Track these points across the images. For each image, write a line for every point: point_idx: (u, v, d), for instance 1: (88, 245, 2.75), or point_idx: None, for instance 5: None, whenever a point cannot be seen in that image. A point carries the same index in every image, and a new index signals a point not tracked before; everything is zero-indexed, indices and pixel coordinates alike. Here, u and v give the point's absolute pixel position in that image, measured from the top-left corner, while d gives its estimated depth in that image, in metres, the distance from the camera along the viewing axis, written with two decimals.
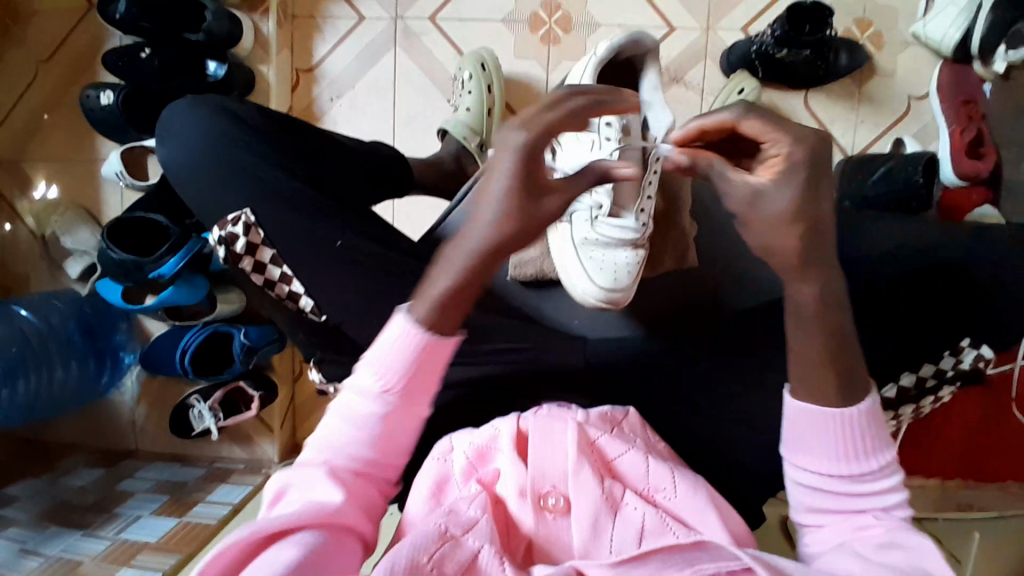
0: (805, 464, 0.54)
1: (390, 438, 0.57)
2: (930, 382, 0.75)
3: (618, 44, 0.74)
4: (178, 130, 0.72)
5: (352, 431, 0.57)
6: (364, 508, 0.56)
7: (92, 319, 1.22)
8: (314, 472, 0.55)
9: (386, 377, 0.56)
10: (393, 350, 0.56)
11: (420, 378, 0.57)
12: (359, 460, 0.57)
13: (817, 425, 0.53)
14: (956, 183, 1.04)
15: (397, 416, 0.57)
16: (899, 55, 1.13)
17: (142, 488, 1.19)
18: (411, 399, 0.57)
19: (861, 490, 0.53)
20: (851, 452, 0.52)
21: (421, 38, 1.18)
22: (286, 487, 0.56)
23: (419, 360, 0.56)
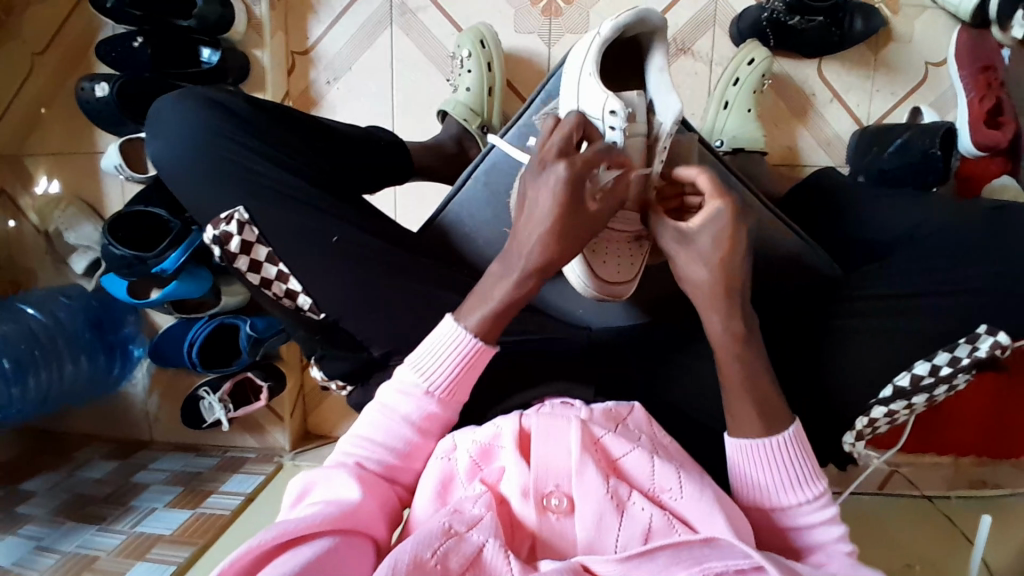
0: (753, 497, 0.58)
1: (424, 439, 0.61)
2: (944, 372, 0.68)
3: (623, 23, 0.68)
4: (165, 125, 0.70)
5: (388, 424, 0.60)
6: (382, 510, 0.56)
7: (99, 314, 1.24)
8: (340, 473, 0.57)
9: (432, 380, 0.60)
10: (442, 355, 0.60)
11: (464, 382, 0.61)
12: (389, 460, 0.59)
13: (755, 460, 0.57)
14: (974, 152, 1.01)
15: (439, 416, 0.61)
16: (916, 19, 1.07)
17: (157, 479, 1.21)
18: (453, 401, 0.61)
19: (808, 521, 0.57)
20: (793, 485, 0.57)
21: (418, 15, 1.14)
22: (309, 487, 0.57)
23: (465, 367, 0.60)
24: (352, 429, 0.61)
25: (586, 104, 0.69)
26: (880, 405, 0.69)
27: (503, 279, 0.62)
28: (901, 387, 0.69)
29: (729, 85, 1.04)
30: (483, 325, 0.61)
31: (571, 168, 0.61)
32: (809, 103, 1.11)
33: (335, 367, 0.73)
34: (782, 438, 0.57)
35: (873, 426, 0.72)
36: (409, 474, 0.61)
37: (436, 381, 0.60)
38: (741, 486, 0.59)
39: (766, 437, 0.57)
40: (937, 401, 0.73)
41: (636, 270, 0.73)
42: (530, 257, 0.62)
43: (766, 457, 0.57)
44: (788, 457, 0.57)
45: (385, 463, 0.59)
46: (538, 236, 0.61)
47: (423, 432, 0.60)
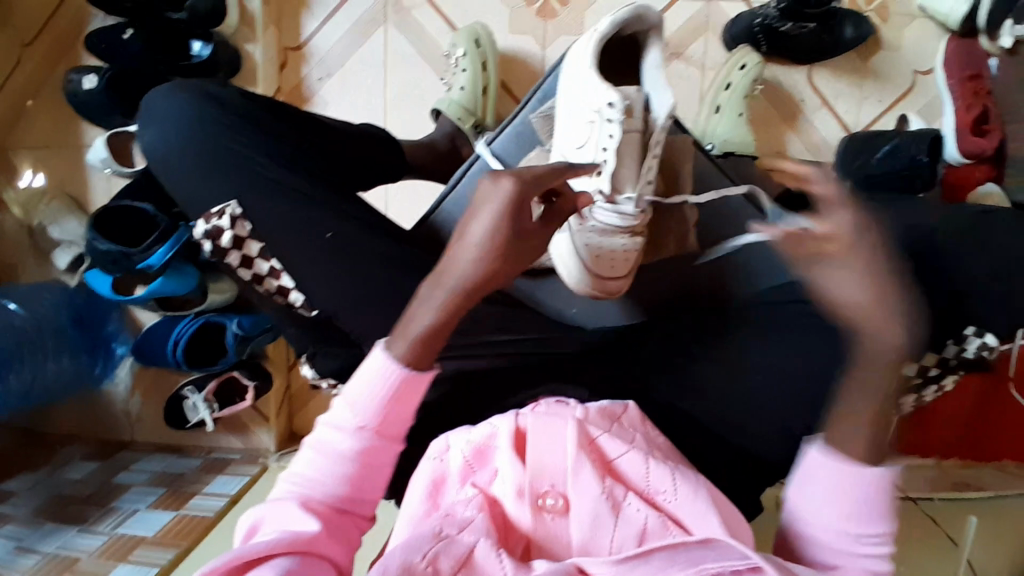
0: (803, 509, 0.53)
1: (366, 472, 0.55)
2: (934, 372, 0.75)
3: (621, 19, 0.69)
4: (156, 116, 0.69)
5: (325, 463, 0.54)
6: (342, 534, 0.53)
7: (82, 310, 1.21)
8: (288, 503, 0.53)
9: (363, 415, 0.54)
10: (370, 381, 0.54)
11: (399, 411, 0.55)
12: (338, 491, 0.54)
13: (840, 481, 0.50)
14: (960, 161, 1.02)
15: (374, 451, 0.55)
16: (905, 27, 1.09)
17: (139, 480, 1.18)
18: (389, 434, 0.55)
19: (859, 551, 0.51)
20: (863, 514, 0.50)
21: (412, 13, 1.14)
22: (259, 521, 0.54)
23: (393, 395, 0.54)
24: (292, 467, 0.56)
25: (582, 96, 0.70)
26: None
27: (427, 299, 0.54)
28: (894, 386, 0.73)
29: (722, 90, 1.05)
30: (414, 350, 0.54)
31: (518, 183, 0.53)
32: (800, 108, 1.12)
33: (327, 364, 0.72)
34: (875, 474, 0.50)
35: None
36: (361, 504, 0.55)
37: (366, 412, 0.54)
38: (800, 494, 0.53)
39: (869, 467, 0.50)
40: (923, 400, 0.79)
41: (631, 264, 0.72)
42: (462, 274, 0.53)
43: (853, 482, 0.50)
44: (872, 490, 0.50)
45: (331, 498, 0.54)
46: (473, 250, 0.53)
47: (360, 466, 0.54)
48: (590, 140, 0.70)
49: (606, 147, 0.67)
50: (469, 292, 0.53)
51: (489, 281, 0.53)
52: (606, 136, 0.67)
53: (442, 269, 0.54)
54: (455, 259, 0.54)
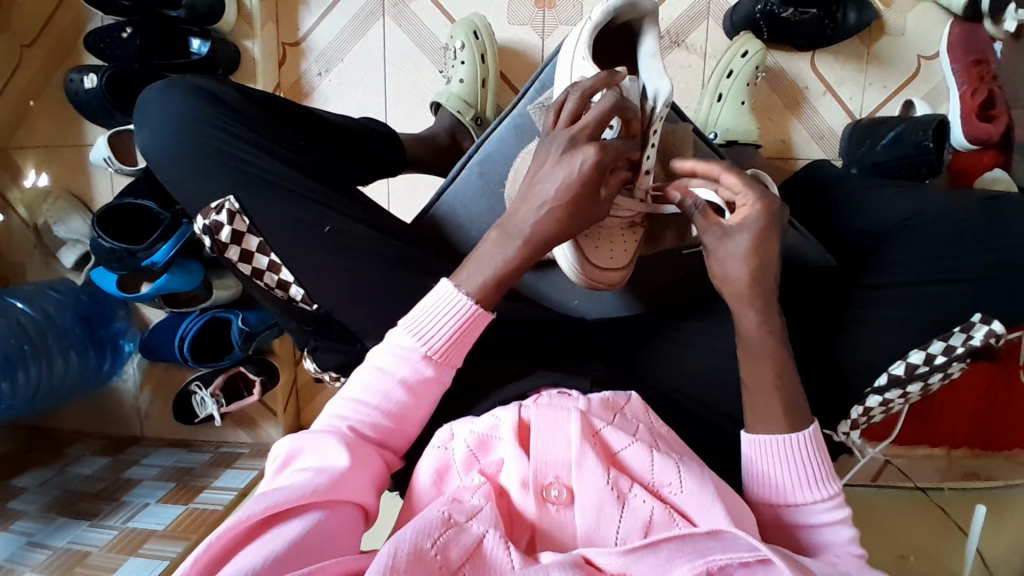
0: (767, 499, 0.59)
1: (418, 402, 0.60)
2: (939, 360, 0.69)
3: (615, 7, 0.68)
4: (154, 114, 0.69)
5: (383, 389, 0.59)
6: (371, 477, 0.56)
7: (90, 308, 1.23)
8: (331, 437, 0.56)
9: (430, 343, 0.59)
10: (440, 316, 0.59)
11: (461, 346, 0.60)
12: (384, 420, 0.59)
13: (778, 458, 0.58)
14: (966, 146, 1.02)
15: (433, 382, 0.60)
16: (909, 11, 1.08)
17: (149, 475, 1.20)
18: (450, 364, 0.61)
19: (822, 521, 0.58)
20: (811, 487, 0.58)
21: (410, 5, 1.13)
22: (298, 451, 0.56)
23: (462, 331, 0.60)
24: (344, 391, 0.60)
25: None
26: (876, 394, 0.71)
27: (498, 250, 0.62)
28: (896, 376, 0.69)
29: (723, 78, 1.04)
30: (483, 290, 0.61)
31: (598, 154, 0.61)
32: (802, 95, 1.11)
33: (328, 358, 0.72)
34: (803, 436, 0.58)
35: (868, 415, 0.74)
36: (399, 438, 0.60)
37: (433, 344, 0.59)
38: (756, 484, 0.60)
39: (787, 435, 0.58)
40: (930, 390, 0.74)
41: (630, 255, 0.73)
42: (533, 231, 0.62)
43: (788, 454, 0.58)
44: (809, 456, 0.58)
45: (378, 427, 0.59)
46: (542, 211, 0.62)
47: (416, 394, 0.59)
48: None
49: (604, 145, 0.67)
50: (536, 249, 0.62)
51: (553, 238, 0.62)
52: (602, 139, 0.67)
53: (512, 224, 0.63)
54: (528, 216, 0.62)
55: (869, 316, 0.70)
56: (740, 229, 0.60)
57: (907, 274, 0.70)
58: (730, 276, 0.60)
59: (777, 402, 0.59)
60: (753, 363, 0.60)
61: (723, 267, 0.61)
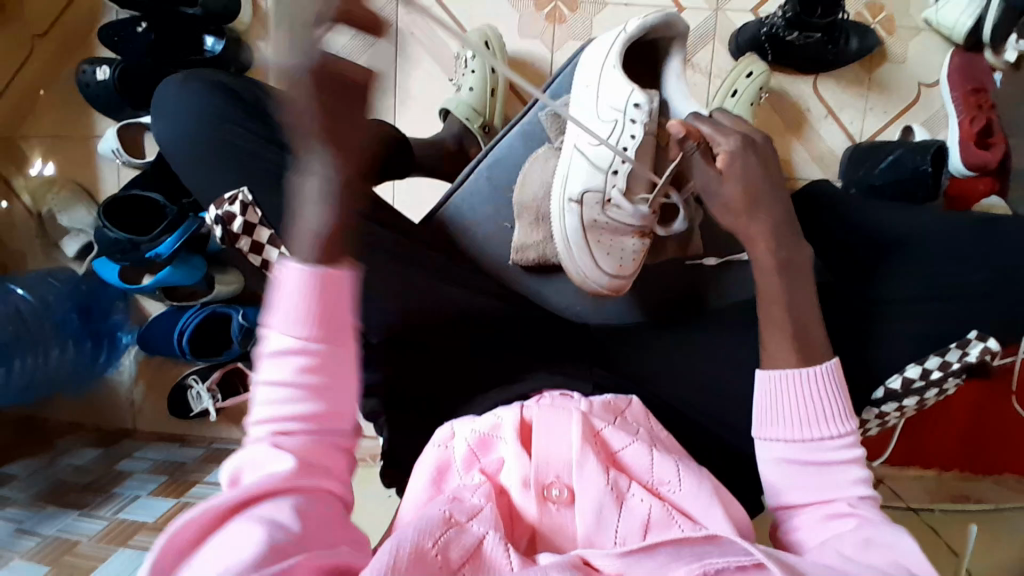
0: (778, 433, 0.58)
1: (331, 380, 0.50)
2: (935, 375, 0.69)
3: (651, 22, 0.70)
4: (170, 106, 0.70)
5: (284, 386, 0.49)
6: (321, 468, 0.49)
7: (87, 300, 1.22)
8: (263, 444, 0.49)
9: (294, 317, 0.48)
10: (289, 291, 0.48)
11: (334, 310, 0.48)
12: (307, 412, 0.50)
13: (792, 389, 0.59)
14: (963, 173, 1.04)
15: (332, 355, 0.50)
16: (911, 41, 1.10)
17: (141, 468, 1.19)
18: (338, 328, 0.49)
19: (836, 459, 0.57)
20: (824, 421, 0.57)
21: (423, 14, 1.15)
22: (237, 468, 0.49)
23: (315, 297, 0.48)
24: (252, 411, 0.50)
25: (608, 93, 0.72)
26: (873, 407, 0.72)
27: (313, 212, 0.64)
28: (893, 390, 0.70)
29: (728, 97, 1.06)
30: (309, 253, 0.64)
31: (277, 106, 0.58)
32: (804, 117, 1.13)
33: None
34: (818, 369, 0.59)
35: (865, 427, 0.75)
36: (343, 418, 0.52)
37: (297, 317, 0.48)
38: (767, 420, 0.59)
39: (802, 368, 0.59)
40: (926, 406, 0.75)
41: (636, 263, 0.76)
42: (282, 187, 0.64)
43: (801, 384, 0.58)
44: (822, 389, 0.58)
45: (305, 420, 0.50)
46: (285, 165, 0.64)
47: (316, 376, 0.49)
48: (613, 135, 0.71)
49: (627, 145, 0.71)
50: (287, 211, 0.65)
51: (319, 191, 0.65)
52: (627, 135, 0.71)
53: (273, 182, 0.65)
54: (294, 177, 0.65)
55: (869, 331, 0.71)
56: (726, 170, 0.65)
57: (904, 290, 0.72)
58: (732, 218, 0.65)
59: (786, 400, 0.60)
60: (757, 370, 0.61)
61: (724, 208, 0.66)
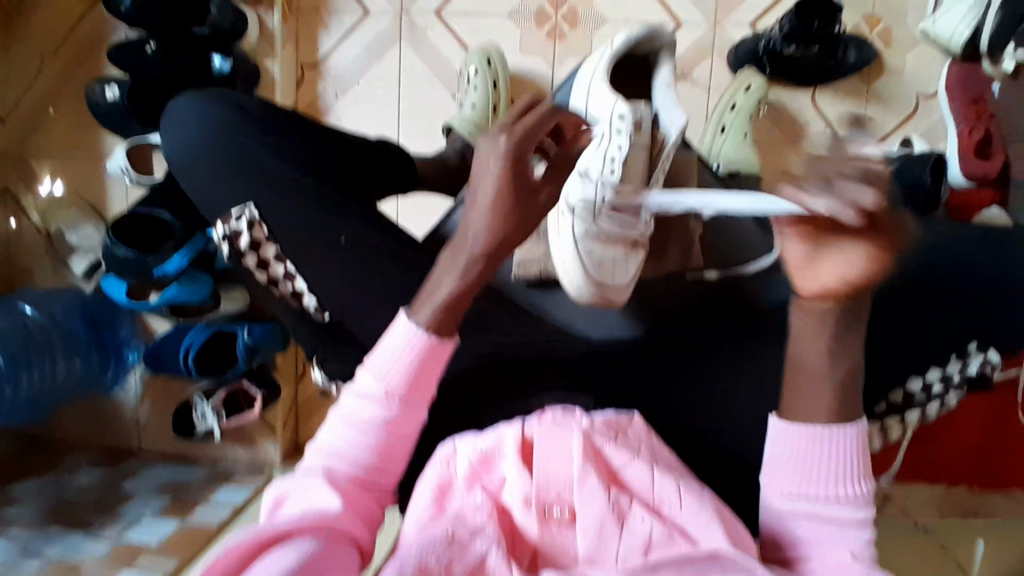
0: (792, 487, 0.59)
1: (395, 443, 0.60)
2: (937, 389, 0.72)
3: (634, 36, 0.77)
4: (182, 120, 0.72)
5: (350, 434, 0.59)
6: (361, 517, 0.57)
7: (95, 311, 1.22)
8: (315, 479, 0.57)
9: (390, 380, 0.59)
10: (396, 348, 0.59)
11: (423, 378, 0.60)
12: (359, 464, 0.58)
13: (804, 450, 0.58)
14: (963, 182, 1.03)
15: (399, 419, 0.60)
16: (907, 52, 1.12)
17: (144, 488, 1.19)
18: (416, 396, 0.60)
19: (849, 517, 0.58)
20: (841, 481, 0.58)
21: (427, 33, 1.17)
22: (285, 494, 0.57)
23: (421, 362, 0.60)
24: (318, 440, 0.60)
25: (595, 107, 0.74)
26: (877, 421, 0.71)
27: (455, 264, 0.61)
28: (896, 403, 0.71)
29: (726, 111, 1.07)
30: (436, 319, 0.60)
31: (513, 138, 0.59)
32: None
33: (337, 367, 0.74)
34: (844, 433, 0.58)
35: (869, 440, 0.74)
36: (385, 477, 0.60)
37: (392, 380, 0.59)
38: (778, 475, 0.60)
39: (828, 428, 0.58)
40: (927, 418, 0.76)
41: (635, 273, 0.76)
42: (477, 237, 0.60)
43: (813, 446, 0.58)
44: (834, 448, 0.58)
45: (355, 471, 0.58)
46: (483, 213, 0.60)
47: (384, 434, 0.59)
48: (600, 149, 0.71)
49: (614, 156, 0.71)
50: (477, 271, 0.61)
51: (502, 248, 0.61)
52: (614, 147, 0.71)
53: (460, 240, 0.62)
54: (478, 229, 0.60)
55: None
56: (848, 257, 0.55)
57: None
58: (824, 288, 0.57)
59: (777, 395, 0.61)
60: None
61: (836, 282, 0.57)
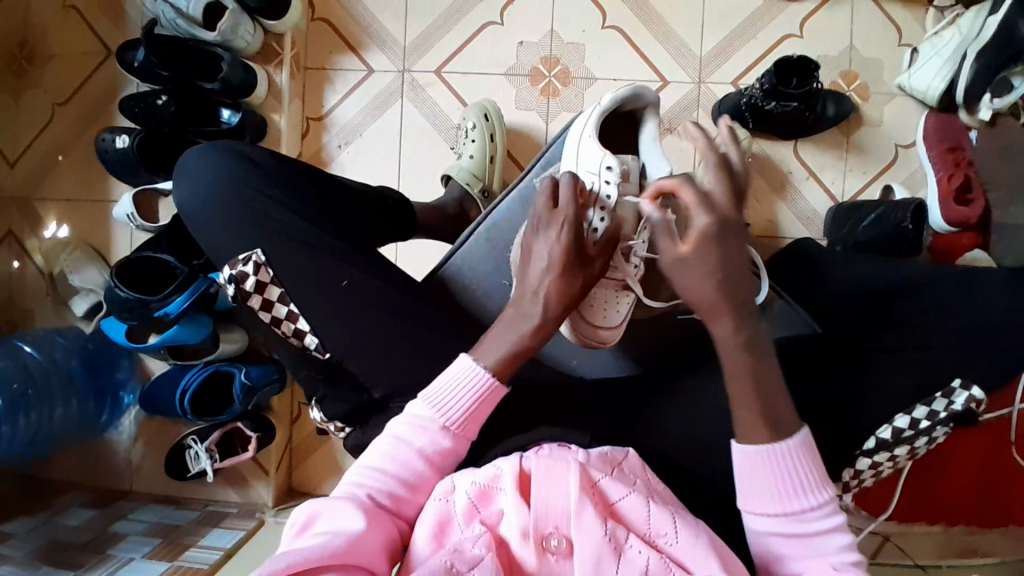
0: (759, 508, 0.59)
1: (435, 474, 0.62)
2: (924, 424, 0.71)
3: (622, 96, 0.77)
4: (194, 172, 0.75)
5: (397, 459, 0.61)
6: (385, 546, 0.56)
7: (95, 356, 1.25)
8: (347, 503, 0.57)
9: (448, 415, 0.62)
10: (458, 389, 0.63)
11: (477, 419, 0.64)
12: (394, 491, 0.60)
13: (764, 464, 0.58)
14: (945, 228, 1.09)
15: (448, 451, 0.63)
16: (885, 105, 1.18)
17: (136, 530, 1.16)
18: (465, 436, 0.64)
19: (819, 528, 0.58)
20: (800, 494, 0.58)
21: (427, 89, 1.23)
22: (313, 517, 0.56)
23: (480, 402, 0.63)
24: (358, 462, 0.62)
25: (585, 159, 0.77)
26: (866, 457, 0.72)
27: (514, 321, 0.66)
28: (884, 439, 0.71)
29: None
30: (499, 366, 0.64)
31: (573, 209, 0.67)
32: (787, 179, 1.19)
33: (336, 406, 0.74)
34: (785, 447, 0.57)
35: (859, 478, 0.75)
36: (413, 509, 0.61)
37: (451, 416, 0.62)
38: (747, 495, 0.60)
39: (771, 445, 0.58)
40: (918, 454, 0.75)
41: (623, 315, 0.78)
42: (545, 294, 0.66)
43: (771, 456, 0.58)
44: (794, 457, 0.57)
45: (394, 495, 0.60)
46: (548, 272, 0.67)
47: (433, 465, 0.62)
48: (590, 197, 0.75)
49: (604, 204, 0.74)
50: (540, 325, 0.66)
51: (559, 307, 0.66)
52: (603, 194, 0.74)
53: (524, 298, 0.67)
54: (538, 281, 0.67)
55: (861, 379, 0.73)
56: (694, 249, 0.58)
57: (893, 339, 0.74)
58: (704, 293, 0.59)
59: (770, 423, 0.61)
60: None
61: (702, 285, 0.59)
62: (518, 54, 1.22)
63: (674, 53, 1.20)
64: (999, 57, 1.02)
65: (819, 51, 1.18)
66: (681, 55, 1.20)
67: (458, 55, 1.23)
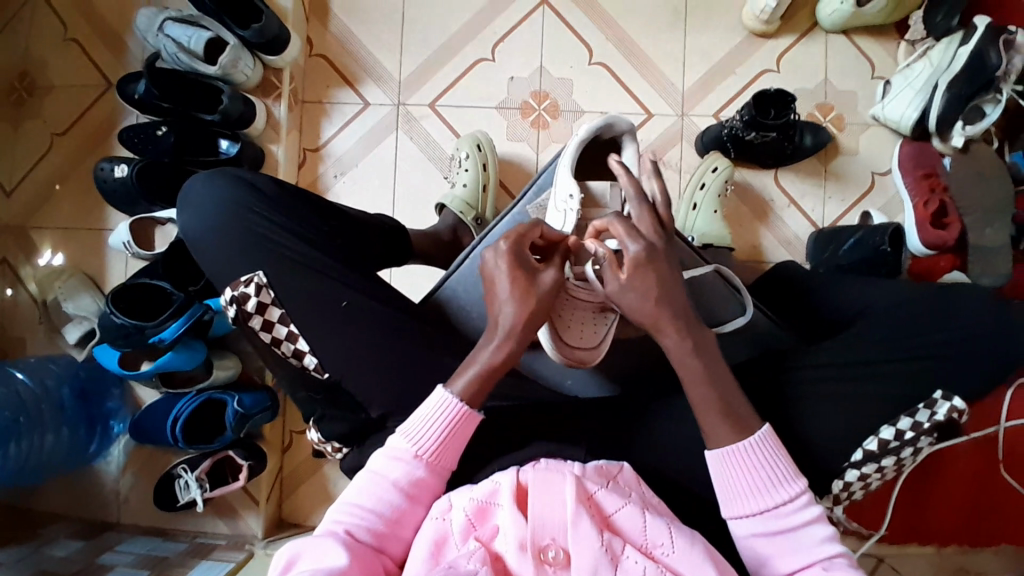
0: (743, 510, 0.63)
1: (413, 506, 0.64)
2: (908, 435, 0.74)
3: (596, 127, 0.80)
4: (196, 200, 0.77)
5: (376, 493, 0.63)
6: None
7: (86, 384, 1.24)
8: (329, 539, 0.60)
9: (420, 443, 0.65)
10: (429, 420, 0.65)
11: (449, 447, 0.65)
12: (376, 525, 0.62)
13: (735, 467, 0.63)
14: (923, 251, 1.13)
15: (427, 480, 0.65)
16: (861, 134, 1.23)
17: (123, 561, 1.11)
18: (440, 465, 0.65)
19: (799, 521, 0.62)
20: (776, 488, 0.63)
21: (421, 122, 1.27)
22: (296, 556, 0.59)
23: (450, 432, 0.65)
24: (338, 500, 0.64)
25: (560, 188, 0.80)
26: (853, 468, 0.74)
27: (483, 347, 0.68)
28: (871, 451, 0.74)
29: (697, 189, 1.16)
30: (468, 390, 0.66)
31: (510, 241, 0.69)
32: (769, 206, 1.23)
33: (334, 426, 0.75)
34: (753, 441, 0.63)
35: (849, 491, 0.77)
36: (396, 543, 0.63)
37: (423, 445, 0.64)
38: (729, 500, 0.64)
39: (743, 442, 0.64)
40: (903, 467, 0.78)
41: (599, 335, 0.75)
42: (503, 321, 0.68)
43: (746, 458, 0.63)
44: (766, 457, 0.63)
45: (374, 530, 0.62)
46: (504, 301, 0.68)
47: (410, 496, 0.64)
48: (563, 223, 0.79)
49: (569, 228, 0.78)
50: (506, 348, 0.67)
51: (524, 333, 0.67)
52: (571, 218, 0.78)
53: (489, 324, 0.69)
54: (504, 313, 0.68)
55: (846, 392, 0.75)
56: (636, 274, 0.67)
57: (875, 352, 0.76)
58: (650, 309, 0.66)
59: (750, 428, 0.64)
60: (745, 429, 0.64)
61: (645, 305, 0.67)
62: (509, 88, 1.26)
63: (659, 87, 1.25)
64: (969, 88, 1.09)
65: (796, 84, 1.24)
66: (665, 89, 1.25)
67: (451, 89, 1.27)
